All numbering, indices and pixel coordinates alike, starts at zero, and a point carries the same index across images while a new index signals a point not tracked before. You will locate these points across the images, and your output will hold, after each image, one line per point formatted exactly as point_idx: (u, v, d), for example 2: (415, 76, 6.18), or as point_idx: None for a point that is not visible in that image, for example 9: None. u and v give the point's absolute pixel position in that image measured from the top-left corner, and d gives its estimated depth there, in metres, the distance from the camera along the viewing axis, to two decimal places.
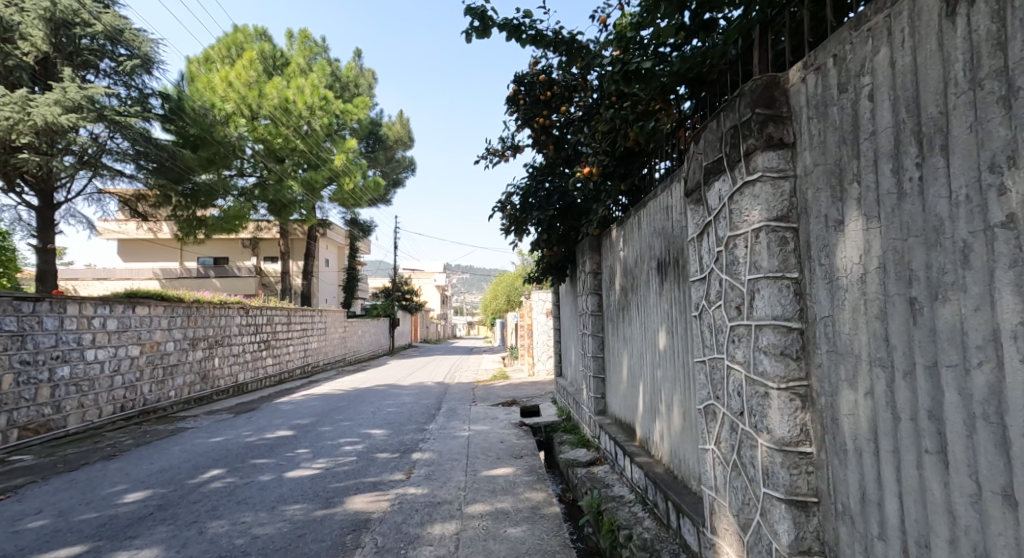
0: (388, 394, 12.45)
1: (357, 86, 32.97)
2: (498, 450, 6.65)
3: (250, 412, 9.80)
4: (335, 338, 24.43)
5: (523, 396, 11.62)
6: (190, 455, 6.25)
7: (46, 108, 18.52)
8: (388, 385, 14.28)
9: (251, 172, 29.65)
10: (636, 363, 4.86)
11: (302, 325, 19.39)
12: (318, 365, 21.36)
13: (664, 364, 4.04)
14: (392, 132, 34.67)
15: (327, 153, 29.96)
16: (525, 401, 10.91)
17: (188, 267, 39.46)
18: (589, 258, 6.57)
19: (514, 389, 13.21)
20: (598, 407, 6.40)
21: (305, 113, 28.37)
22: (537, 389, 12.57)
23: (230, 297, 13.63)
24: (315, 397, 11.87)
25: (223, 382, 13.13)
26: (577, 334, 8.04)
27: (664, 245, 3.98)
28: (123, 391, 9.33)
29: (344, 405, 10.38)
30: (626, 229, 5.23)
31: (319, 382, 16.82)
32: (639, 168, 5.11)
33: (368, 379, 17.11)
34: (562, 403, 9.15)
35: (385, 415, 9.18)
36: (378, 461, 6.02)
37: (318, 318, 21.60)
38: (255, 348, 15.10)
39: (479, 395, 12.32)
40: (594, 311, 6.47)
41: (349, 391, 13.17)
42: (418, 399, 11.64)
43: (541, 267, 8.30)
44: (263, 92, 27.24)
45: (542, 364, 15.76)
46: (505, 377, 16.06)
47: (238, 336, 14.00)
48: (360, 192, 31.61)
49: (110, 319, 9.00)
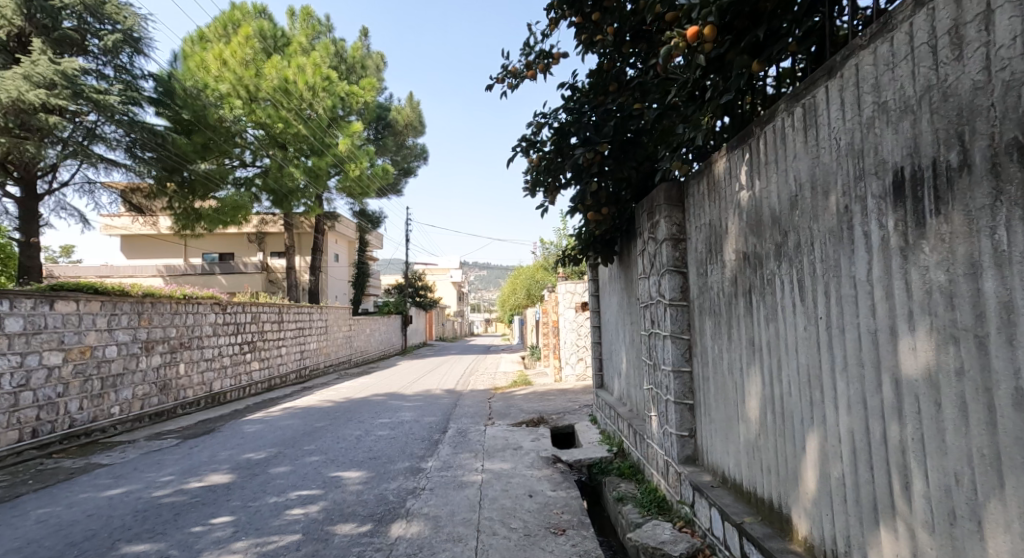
0: (386, 407, 10.22)
1: (364, 67, 30.88)
2: (526, 515, 4.38)
3: (205, 436, 7.68)
4: (340, 337, 22.41)
5: (552, 411, 9.34)
6: (49, 526, 4.06)
7: (12, 84, 16.41)
8: (390, 393, 12.15)
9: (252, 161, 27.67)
10: (790, 393, 2.59)
11: (297, 323, 17.30)
12: (319, 369, 19.26)
13: (926, 409, 1.77)
14: (401, 116, 32.50)
15: (332, 138, 27.92)
16: (556, 418, 8.61)
17: (193, 263, 37.71)
18: (662, 218, 4.26)
19: (538, 399, 10.95)
20: (684, 452, 4.05)
21: (307, 94, 26.35)
22: (567, 401, 10.29)
23: (201, 291, 11.52)
24: (296, 412, 9.67)
25: (192, 392, 11.07)
26: (636, 336, 5.71)
27: (933, 128, 1.70)
28: (37, 411, 7.23)
29: (326, 426, 8.17)
30: (756, 147, 2.94)
31: (315, 389, 14.66)
32: (794, 25, 2.81)
33: (371, 385, 14.94)
34: (610, 429, 6.84)
35: (374, 443, 6.96)
36: (334, 543, 3.76)
37: (318, 316, 19.46)
38: (236, 350, 13.03)
39: (497, 408, 10.05)
40: (674, 300, 4.15)
41: (342, 402, 11.01)
42: (420, 414, 9.43)
43: (583, 242, 6.00)
44: (260, 72, 25.22)
45: (571, 367, 13.47)
46: (527, 383, 13.76)
47: (212, 337, 11.90)
48: (367, 179, 29.64)
49: (11, 318, 6.90)
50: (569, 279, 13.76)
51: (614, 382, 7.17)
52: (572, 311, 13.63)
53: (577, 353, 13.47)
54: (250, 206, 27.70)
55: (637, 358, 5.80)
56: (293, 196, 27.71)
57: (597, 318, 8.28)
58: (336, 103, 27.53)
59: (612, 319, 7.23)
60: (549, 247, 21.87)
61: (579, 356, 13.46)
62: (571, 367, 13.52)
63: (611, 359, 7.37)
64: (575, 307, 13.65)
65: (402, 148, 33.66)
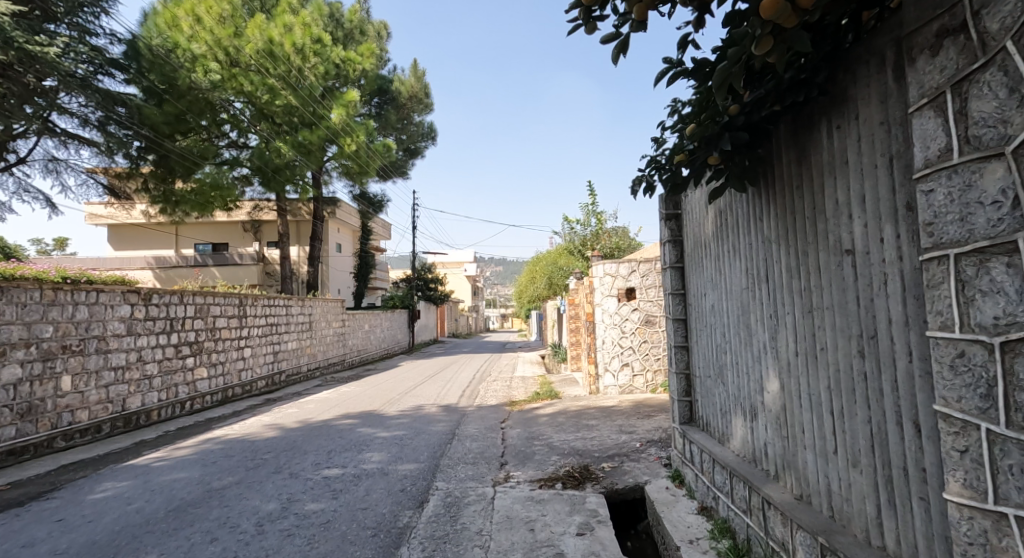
0: (351, 440, 7.01)
1: (362, 33, 27.67)
2: None
3: (10, 511, 4.48)
4: (330, 334, 19.30)
5: (597, 455, 6.00)
6: None
7: None
8: (365, 413, 8.95)
9: (238, 136, 24.71)
10: None
11: (266, 317, 14.19)
12: (299, 374, 16.10)
13: None
14: (405, 87, 29.26)
15: (325, 109, 24.72)
16: (608, 473, 5.30)
17: (184, 254, 34.76)
18: None
19: (569, 427, 7.62)
20: None
21: (295, 58, 23.17)
22: (614, 433, 6.95)
23: (103, 274, 8.39)
24: (214, 450, 6.48)
25: (87, 415, 7.90)
26: (852, 341, 2.43)
27: None
28: None
29: (229, 487, 4.94)
30: None
31: (281, 401, 11.53)
32: None
33: (352, 396, 11.73)
34: (737, 519, 3.54)
35: (278, 543, 3.68)
36: None
37: (297, 310, 16.32)
38: (167, 354, 9.87)
39: (512, 446, 6.75)
40: None
41: (293, 429, 7.79)
42: (393, 456, 6.16)
43: (702, 133, 2.72)
44: (239, 32, 22.01)
45: (611, 376, 10.20)
46: (553, 398, 10.55)
47: (124, 339, 8.75)
48: (366, 156, 26.46)
49: None
50: (607, 259, 10.38)
51: (729, 415, 3.96)
52: (614, 302, 10.28)
53: (620, 357, 10.15)
54: (233, 186, 24.60)
55: (835, 383, 2.56)
56: (283, 175, 24.59)
57: (682, 298, 5.02)
58: (329, 70, 24.39)
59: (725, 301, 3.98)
60: (572, 229, 18.55)
61: (622, 361, 10.13)
62: (614, 375, 10.18)
63: (719, 374, 4.15)
64: (617, 295, 10.29)
65: (404, 124, 30.48)
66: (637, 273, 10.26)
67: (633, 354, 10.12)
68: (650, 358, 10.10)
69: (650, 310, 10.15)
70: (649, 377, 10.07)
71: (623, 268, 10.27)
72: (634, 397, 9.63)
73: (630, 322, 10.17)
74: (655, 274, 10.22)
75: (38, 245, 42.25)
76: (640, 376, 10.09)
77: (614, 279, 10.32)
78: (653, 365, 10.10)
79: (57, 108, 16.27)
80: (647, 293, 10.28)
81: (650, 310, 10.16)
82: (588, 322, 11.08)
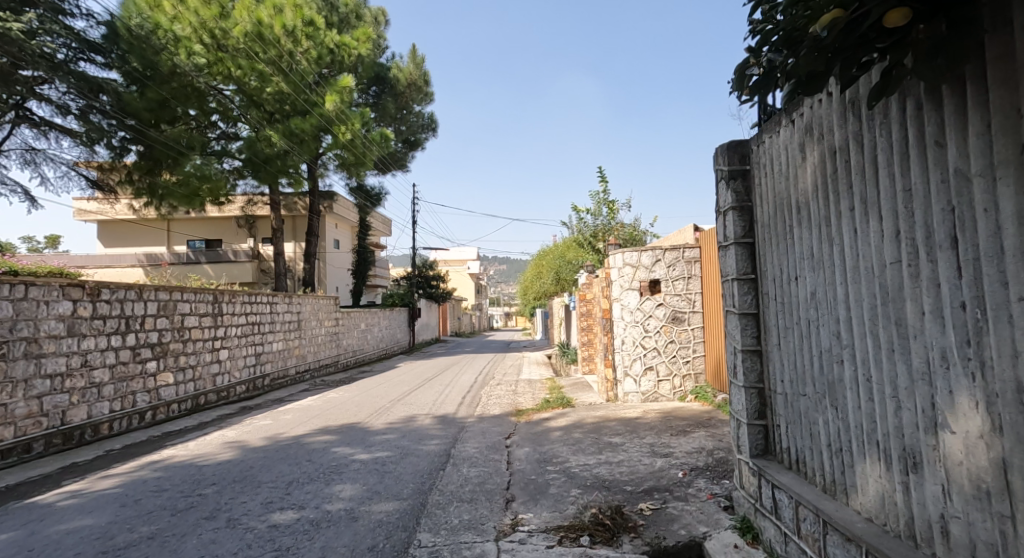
0: (322, 464, 5.73)
1: (356, 17, 26.50)
2: None
3: None
4: (322, 334, 18.02)
5: (629, 490, 4.68)
6: None
7: None
8: (347, 427, 7.66)
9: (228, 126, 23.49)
10: None
11: (246, 316, 12.92)
12: (285, 377, 14.77)
13: None
14: (402, 75, 28.12)
15: (318, 96, 23.54)
16: (648, 520, 3.97)
17: (177, 251, 33.53)
18: None
19: (587, 448, 6.30)
20: None
21: (285, 40, 22.01)
22: (644, 456, 5.65)
23: (37, 264, 7.20)
24: (148, 481, 5.19)
25: (12, 433, 6.61)
26: None
27: None
28: None
29: (140, 543, 3.65)
30: None
31: (258, 410, 10.26)
32: None
33: (338, 404, 10.46)
34: None
35: None
36: None
37: (283, 308, 15.03)
38: (122, 358, 8.58)
39: (520, 475, 5.45)
40: None
41: (257, 449, 6.51)
42: (370, 489, 4.87)
43: None
44: (226, 13, 20.77)
45: (632, 382, 8.92)
46: (566, 407, 9.28)
47: (64, 341, 7.47)
48: (362, 146, 25.36)
49: None
50: (626, 247, 9.10)
51: (846, 452, 2.70)
52: (636, 297, 9.00)
53: (644, 360, 8.86)
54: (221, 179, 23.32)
55: None
56: (274, 166, 23.43)
57: (753, 283, 3.71)
58: (321, 55, 23.25)
59: (837, 283, 2.72)
60: (581, 219, 17.22)
61: (647, 365, 8.85)
62: (638, 382, 8.90)
63: (823, 392, 2.88)
64: (638, 289, 8.98)
65: (403, 113, 29.27)
66: (661, 263, 8.94)
67: (658, 356, 8.81)
68: (679, 360, 8.77)
69: (677, 305, 8.82)
70: (677, 382, 8.75)
71: (644, 256, 8.97)
72: (659, 407, 8.31)
73: (654, 320, 8.87)
74: (682, 264, 8.88)
75: (28, 244, 40.98)
76: (667, 381, 8.78)
77: (635, 270, 9.02)
78: (682, 368, 8.76)
79: (34, 95, 15.09)
80: (673, 286, 8.91)
81: (677, 305, 8.83)
82: (603, 320, 9.85)
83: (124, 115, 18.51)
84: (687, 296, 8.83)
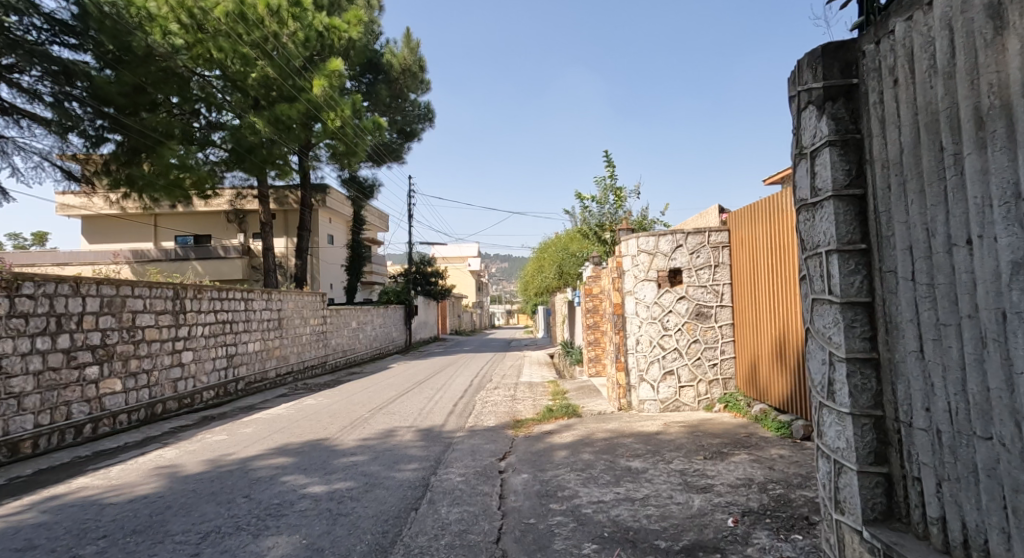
0: (260, 502, 4.47)
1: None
2: None
3: None
4: (306, 333, 16.76)
5: (663, 549, 3.41)
6: None
7: None
8: (309, 445, 6.40)
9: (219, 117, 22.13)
10: None
11: (216, 313, 11.66)
12: (262, 381, 13.51)
13: None
14: (396, 60, 26.96)
15: (306, 81, 22.31)
16: None
17: (164, 247, 32.31)
18: None
19: (600, 477, 5.04)
20: None
21: (270, 21, 20.79)
22: (674, 491, 4.39)
23: None
24: (24, 530, 3.94)
25: None
26: None
27: None
28: None
29: None
30: None
31: (221, 420, 9.02)
32: None
33: (313, 413, 9.22)
34: None
35: None
36: None
37: (260, 304, 13.77)
38: (51, 363, 7.35)
39: (515, 518, 4.18)
40: None
41: (190, 476, 5.26)
42: (312, 545, 3.61)
43: None
44: None
45: (649, 389, 7.69)
46: (573, 417, 8.07)
47: None
48: (354, 134, 24.19)
49: None
50: (641, 232, 7.86)
51: None
52: (653, 289, 7.73)
53: (662, 363, 7.63)
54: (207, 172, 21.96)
55: None
56: (260, 156, 22.23)
57: (863, 256, 2.43)
58: (309, 38, 22.07)
59: None
60: (586, 208, 15.94)
61: (666, 370, 7.61)
62: (657, 388, 7.66)
63: None
64: (655, 280, 7.73)
65: (396, 101, 28.05)
66: (682, 250, 7.66)
67: (680, 359, 7.56)
68: (705, 362, 7.51)
69: (702, 298, 7.55)
70: (702, 389, 7.50)
71: (663, 242, 7.70)
72: (682, 419, 7.05)
73: (674, 316, 7.61)
74: (707, 250, 7.59)
75: (14, 242, 39.69)
76: (690, 387, 7.53)
77: (651, 258, 7.75)
78: (708, 372, 7.50)
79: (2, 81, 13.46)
80: (697, 276, 7.60)
81: (701, 298, 7.55)
82: (613, 315, 8.61)
83: (100, 103, 15.88)
84: (714, 287, 7.55)
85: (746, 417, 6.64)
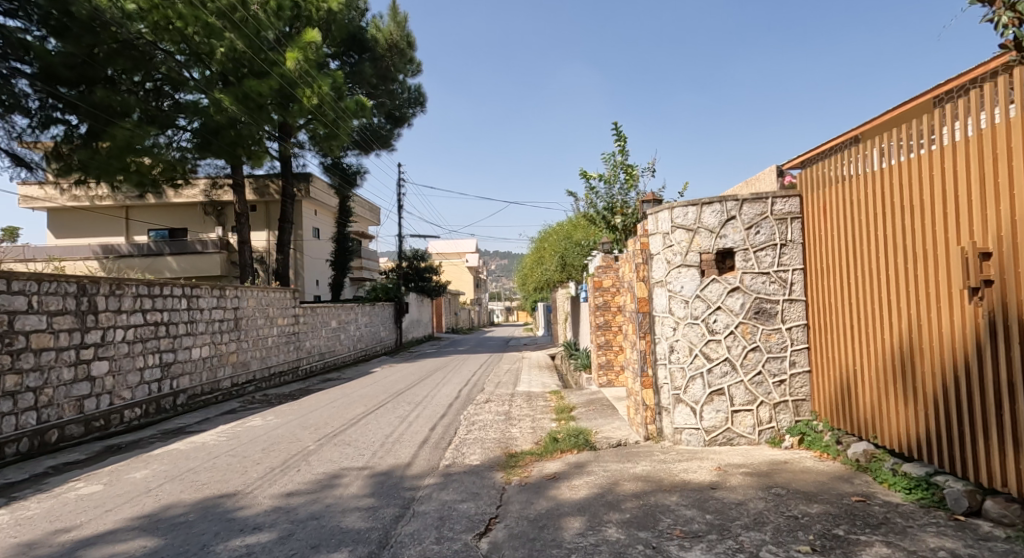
0: None
1: None
2: None
3: None
4: (273, 335, 14.74)
5: None
6: None
7: None
8: (199, 510, 4.34)
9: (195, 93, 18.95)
10: None
11: (145, 313, 9.60)
12: (210, 393, 11.47)
13: None
14: (382, 35, 25.15)
15: (279, 55, 20.42)
16: None
17: (138, 241, 30.47)
18: None
19: None
20: None
21: None
22: None
23: None
24: None
25: None
26: None
27: None
28: None
29: None
30: None
31: (127, 450, 7.01)
32: None
33: (247, 440, 7.17)
34: None
35: None
36: None
37: (211, 302, 11.74)
38: None
39: None
40: None
41: None
42: None
43: None
44: None
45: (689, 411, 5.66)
46: (587, 451, 6.06)
47: None
48: (334, 114, 22.42)
49: None
50: (677, 201, 5.81)
51: None
52: (695, 279, 5.67)
53: (707, 380, 5.57)
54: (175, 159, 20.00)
55: None
56: (235, 144, 20.26)
57: None
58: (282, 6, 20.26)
59: None
60: (592, 189, 13.85)
61: (713, 390, 5.54)
62: (700, 413, 5.60)
63: None
64: (697, 265, 5.67)
65: (383, 80, 26.01)
66: (734, 224, 5.57)
67: (732, 374, 5.49)
68: (767, 379, 5.41)
69: (763, 290, 5.47)
70: (765, 414, 5.40)
71: (708, 214, 5.63)
72: (740, 460, 4.97)
73: (723, 315, 5.54)
74: (770, 224, 5.51)
75: None
76: (748, 413, 5.44)
77: (690, 236, 5.70)
78: (772, 391, 5.40)
79: None
80: (758, 259, 5.50)
81: (763, 290, 5.47)
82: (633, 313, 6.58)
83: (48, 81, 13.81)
84: (779, 273, 5.48)
85: (839, 463, 4.54)
